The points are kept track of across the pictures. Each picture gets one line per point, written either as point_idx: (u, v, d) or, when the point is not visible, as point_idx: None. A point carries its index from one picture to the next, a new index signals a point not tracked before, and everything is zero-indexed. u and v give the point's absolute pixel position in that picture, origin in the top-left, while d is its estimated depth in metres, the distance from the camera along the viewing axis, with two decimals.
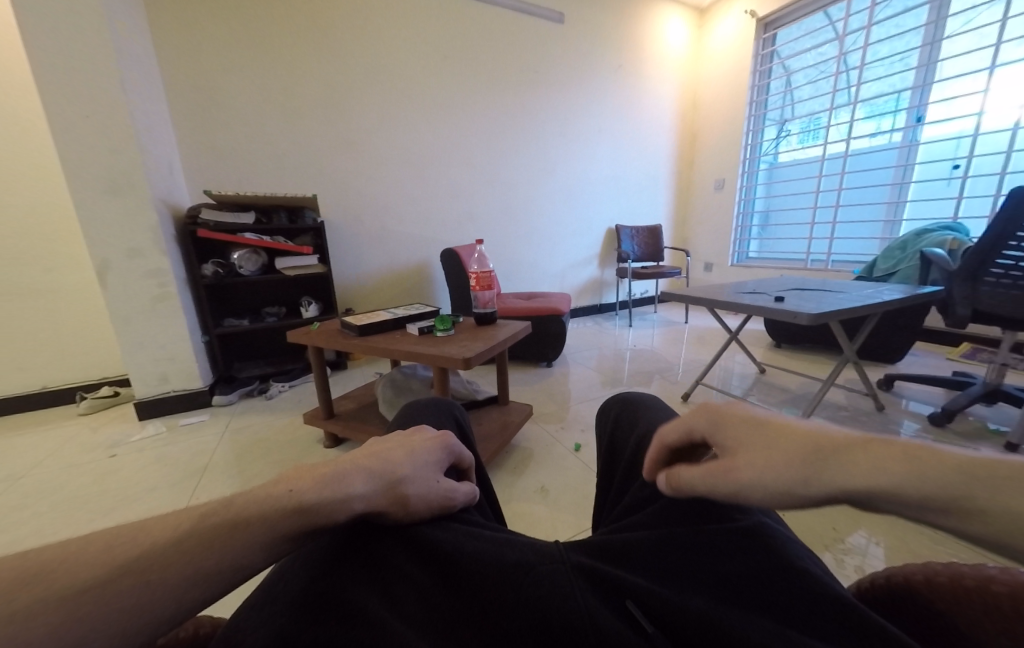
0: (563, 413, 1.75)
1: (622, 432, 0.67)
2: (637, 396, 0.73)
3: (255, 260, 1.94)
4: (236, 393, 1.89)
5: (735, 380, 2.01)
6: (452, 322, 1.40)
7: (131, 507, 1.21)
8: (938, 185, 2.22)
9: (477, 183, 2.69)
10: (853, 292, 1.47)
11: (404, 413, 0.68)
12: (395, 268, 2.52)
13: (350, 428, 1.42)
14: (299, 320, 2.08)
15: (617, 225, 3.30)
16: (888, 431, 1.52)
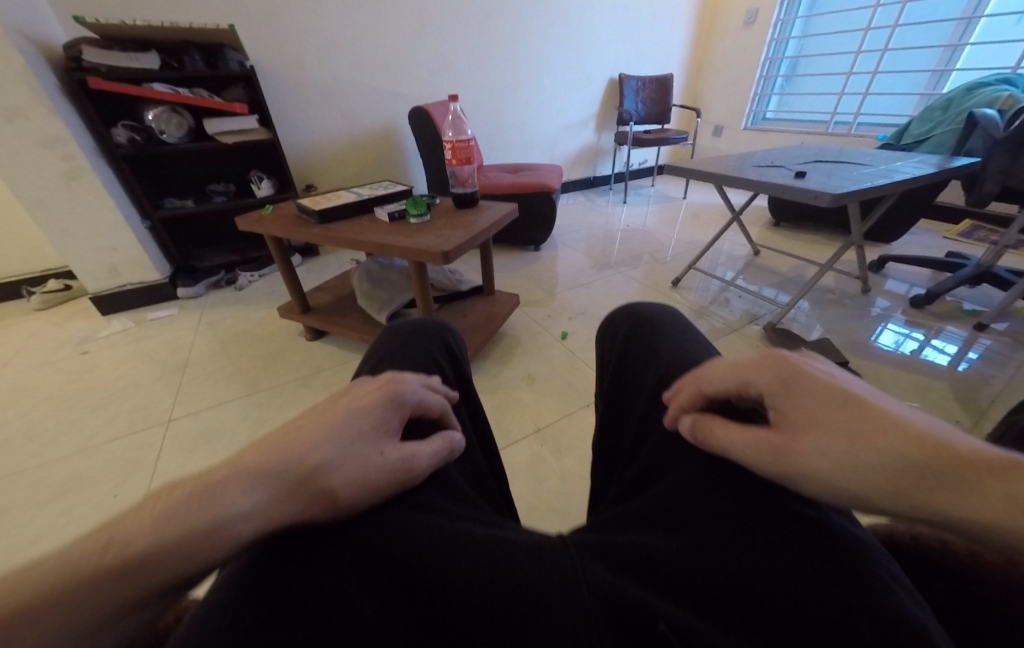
0: (550, 300, 1.71)
1: (636, 354, 0.52)
2: (652, 307, 0.58)
3: (179, 122, 1.60)
4: (202, 284, 1.75)
5: (724, 261, 1.97)
6: (427, 206, 1.21)
7: (122, 401, 1.21)
8: (1010, 22, 1.87)
9: (452, 13, 2.11)
10: (882, 166, 1.30)
11: (378, 349, 0.54)
12: (357, 131, 2.14)
13: (330, 323, 1.37)
14: (251, 200, 1.81)
15: (621, 74, 2.77)
16: (867, 313, 1.56)
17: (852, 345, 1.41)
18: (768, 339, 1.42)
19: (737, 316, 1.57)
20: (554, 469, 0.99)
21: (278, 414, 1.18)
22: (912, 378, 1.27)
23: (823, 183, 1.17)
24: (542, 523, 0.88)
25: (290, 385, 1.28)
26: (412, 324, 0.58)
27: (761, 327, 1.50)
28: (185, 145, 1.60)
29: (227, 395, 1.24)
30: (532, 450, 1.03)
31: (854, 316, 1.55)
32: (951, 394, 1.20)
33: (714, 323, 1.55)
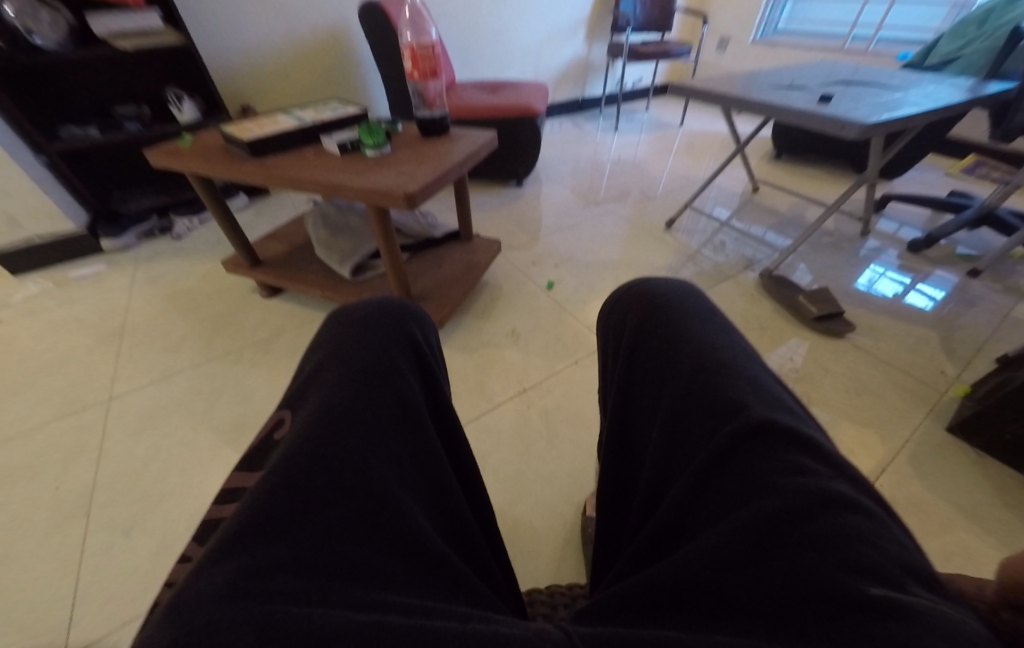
0: (533, 245, 1.57)
1: (653, 350, 0.41)
2: (667, 284, 0.46)
3: (58, 22, 1.28)
4: (130, 234, 1.60)
5: (720, 199, 1.85)
6: (386, 135, 1.00)
7: (56, 380, 1.14)
8: None
9: None
10: (916, 91, 1.14)
11: (321, 350, 0.41)
12: (299, 37, 1.78)
13: (287, 279, 1.23)
14: (171, 126, 1.55)
15: None
16: (863, 257, 1.51)
17: (846, 293, 1.36)
18: (763, 286, 1.36)
19: (731, 261, 1.49)
20: (542, 432, 0.92)
21: (238, 383, 1.10)
22: (903, 326, 1.24)
23: (845, 110, 1.01)
24: (532, 489, 0.83)
25: (248, 351, 1.18)
26: (363, 310, 0.44)
27: (755, 273, 1.43)
28: (67, 53, 1.29)
29: (174, 367, 1.16)
30: (519, 413, 0.96)
31: (849, 260, 1.49)
32: (941, 349, 1.17)
33: (708, 269, 1.46)
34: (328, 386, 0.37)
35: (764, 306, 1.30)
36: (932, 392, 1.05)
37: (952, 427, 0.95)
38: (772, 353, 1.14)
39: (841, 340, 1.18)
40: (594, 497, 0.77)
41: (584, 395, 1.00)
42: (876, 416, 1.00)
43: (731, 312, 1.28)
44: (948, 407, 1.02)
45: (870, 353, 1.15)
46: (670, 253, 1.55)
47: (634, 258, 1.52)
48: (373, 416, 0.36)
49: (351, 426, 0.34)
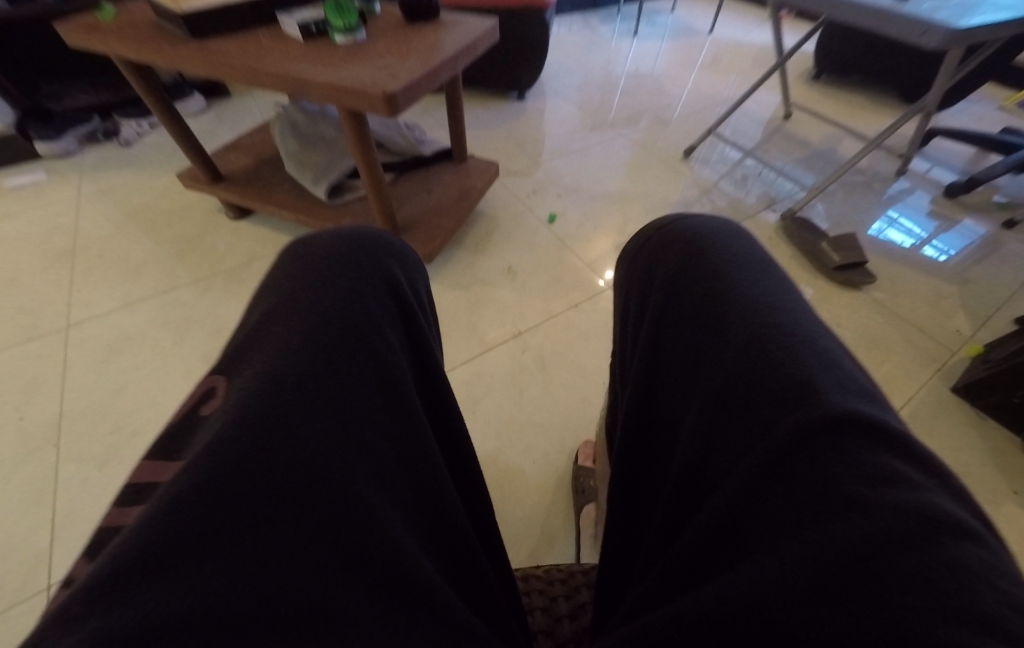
0: (535, 171, 1.40)
1: (685, 306, 0.31)
2: (706, 224, 0.34)
3: None
4: (69, 137, 1.42)
5: (745, 127, 1.66)
6: (360, 16, 0.80)
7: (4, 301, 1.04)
8: None
9: None
10: None
11: (274, 293, 0.28)
12: None
13: (255, 198, 1.08)
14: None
15: None
16: (895, 199, 1.39)
17: (870, 241, 1.26)
18: (782, 229, 1.25)
19: (751, 199, 1.36)
20: (536, 378, 0.85)
21: (208, 313, 1.00)
22: (925, 279, 1.16)
23: (929, 9, 0.83)
24: (522, 436, 0.78)
25: (216, 279, 1.06)
26: (334, 245, 0.31)
27: (775, 214, 1.31)
28: None
29: (136, 292, 1.04)
30: (514, 357, 0.89)
31: (879, 204, 1.37)
32: (960, 305, 1.10)
33: (724, 207, 1.33)
34: (271, 342, 0.24)
35: (781, 250, 1.20)
36: (941, 350, 1.01)
37: (957, 390, 0.92)
38: None
39: (858, 292, 1.10)
40: (590, 450, 0.73)
41: (584, 340, 0.92)
42: (884, 373, 0.96)
43: None
44: (955, 366, 0.98)
45: (886, 307, 1.08)
46: (686, 186, 1.40)
47: (645, 189, 1.37)
48: (335, 394, 0.24)
49: (304, 416, 0.22)
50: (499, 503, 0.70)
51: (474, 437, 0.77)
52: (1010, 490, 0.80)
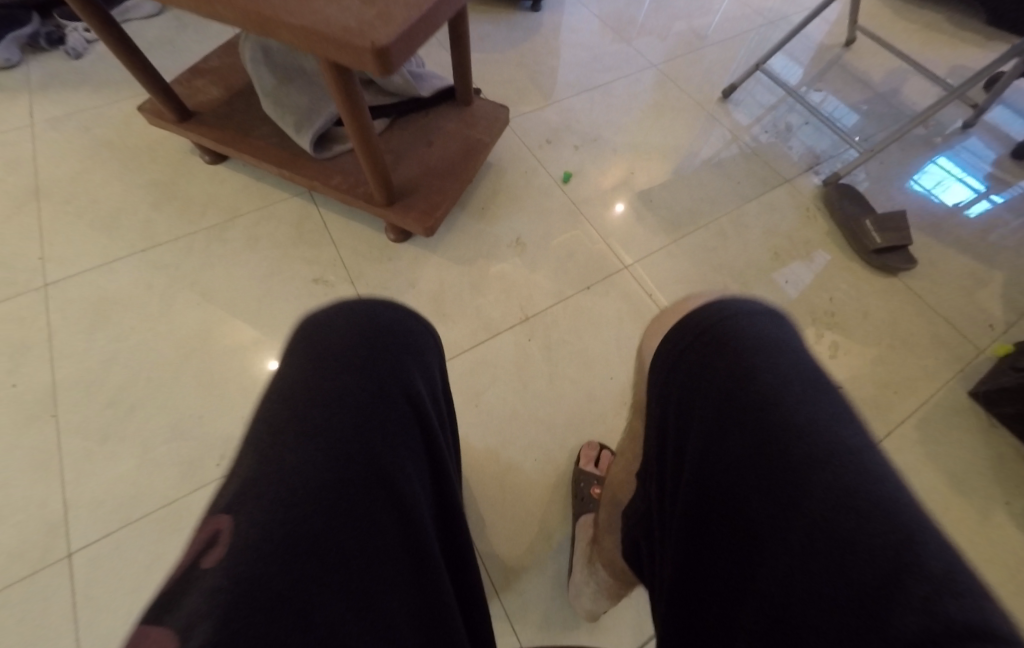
0: (550, 114, 1.23)
1: (724, 431, 0.28)
2: (744, 318, 0.32)
3: None
4: (11, 44, 1.23)
5: (799, 58, 1.42)
6: None
7: None
8: None
9: None
10: None
11: (286, 411, 0.25)
12: None
13: (230, 143, 0.94)
14: None
15: None
16: (953, 163, 1.24)
17: (918, 216, 1.14)
18: (823, 199, 1.12)
19: (793, 159, 1.20)
20: (541, 370, 0.82)
21: (195, 278, 0.93)
22: (969, 264, 1.07)
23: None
24: (523, 433, 0.77)
25: (199, 238, 0.97)
26: (351, 346, 0.30)
27: (817, 178, 1.17)
28: None
29: (114, 251, 0.96)
30: (519, 346, 0.84)
31: (937, 166, 1.22)
32: (999, 295, 1.03)
33: (762, 166, 1.18)
34: (289, 483, 0.22)
35: (818, 225, 1.09)
36: (966, 347, 0.96)
37: (974, 394, 0.90)
38: (815, 288, 1.00)
39: (892, 278, 1.02)
40: (594, 451, 0.72)
41: (593, 329, 0.88)
42: (905, 371, 0.93)
43: (779, 229, 1.07)
44: (978, 367, 0.94)
45: (920, 295, 1.01)
46: (722, 139, 1.23)
47: (673, 140, 1.21)
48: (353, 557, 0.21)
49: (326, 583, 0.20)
50: (500, 502, 0.71)
51: (475, 433, 0.76)
52: (1002, 498, 0.82)
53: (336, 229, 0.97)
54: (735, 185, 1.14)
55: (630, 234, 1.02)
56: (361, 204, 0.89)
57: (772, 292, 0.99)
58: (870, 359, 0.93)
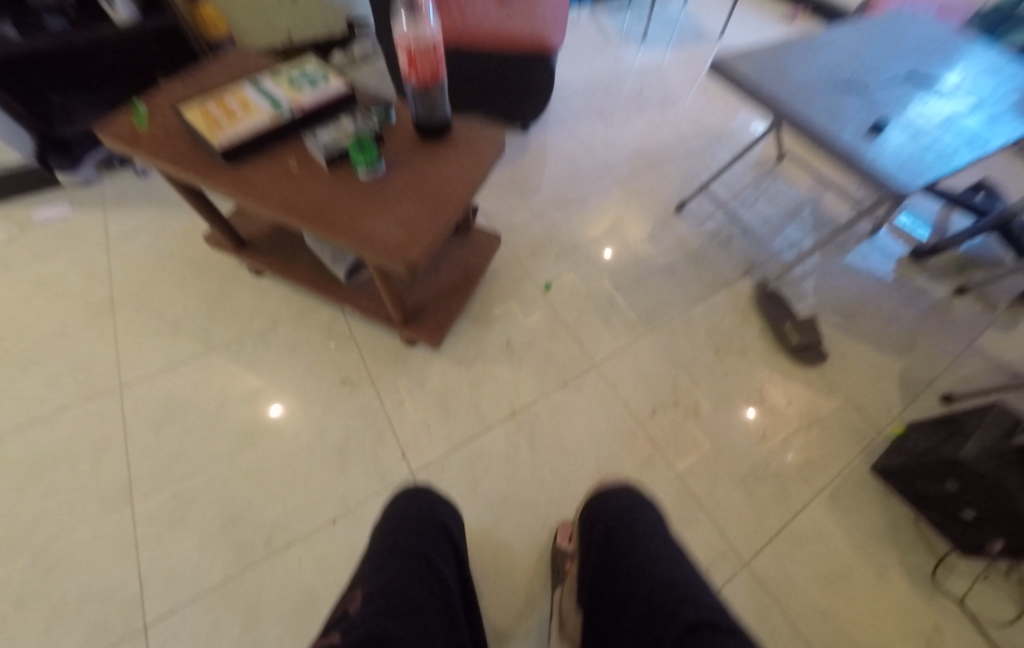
0: (535, 227, 1.50)
1: (610, 573, 0.61)
2: (619, 507, 0.70)
3: None
4: (87, 167, 1.49)
5: (738, 172, 1.73)
6: (379, 149, 0.84)
7: (53, 356, 1.14)
8: None
9: None
10: (996, 113, 0.99)
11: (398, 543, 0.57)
12: None
13: (277, 269, 1.18)
14: (108, 30, 1.29)
15: None
16: (862, 262, 1.53)
17: (833, 312, 1.39)
18: (756, 301, 1.38)
19: (733, 263, 1.47)
20: (527, 458, 1.04)
21: (245, 379, 1.14)
22: (875, 355, 1.31)
23: (894, 159, 0.85)
24: (512, 514, 0.97)
25: (246, 344, 1.19)
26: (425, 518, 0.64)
27: (752, 281, 1.43)
28: None
29: (177, 356, 1.16)
30: (509, 439, 1.06)
31: (850, 268, 1.51)
32: (898, 383, 1.27)
33: (707, 270, 1.45)
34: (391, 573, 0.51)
35: (752, 324, 1.34)
36: (870, 428, 1.19)
37: (873, 469, 1.10)
38: (748, 380, 1.23)
39: (811, 369, 1.26)
40: (567, 528, 0.92)
41: (569, 421, 1.10)
42: (821, 451, 1.15)
43: (720, 328, 1.32)
44: (879, 445, 1.16)
45: (834, 384, 1.25)
46: (675, 248, 1.50)
47: (633, 247, 1.48)
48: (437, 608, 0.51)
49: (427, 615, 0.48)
50: (494, 574, 0.90)
51: (474, 515, 0.96)
52: (899, 561, 1.02)
53: (359, 337, 1.20)
54: (685, 288, 1.40)
55: (598, 336, 1.26)
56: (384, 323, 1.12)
57: (714, 383, 1.22)
58: (792, 441, 1.15)
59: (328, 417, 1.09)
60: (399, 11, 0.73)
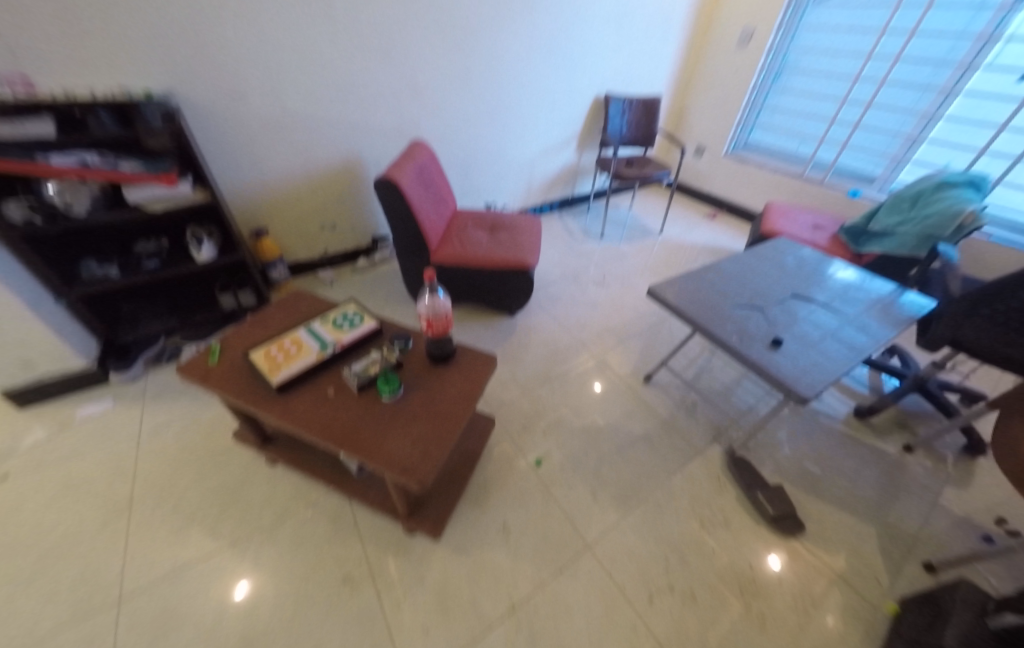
0: (524, 403, 1.70)
1: None
2: None
3: (88, 190, 1.39)
4: (138, 364, 1.69)
5: (692, 344, 2.05)
6: (400, 377, 1.08)
7: (60, 567, 1.17)
8: (985, 106, 2.07)
9: (428, 35, 1.94)
10: (863, 322, 1.33)
11: None
12: (313, 168, 2.00)
13: (295, 463, 1.32)
14: (192, 265, 1.68)
15: (608, 93, 2.79)
16: (815, 422, 1.72)
17: (801, 476, 1.52)
18: (728, 467, 1.51)
19: (702, 429, 1.65)
20: None
21: (248, 582, 1.16)
22: (849, 520, 1.40)
23: (792, 370, 1.14)
24: None
25: (254, 540, 1.24)
26: None
27: (722, 447, 1.59)
28: (100, 219, 1.41)
29: (185, 558, 1.20)
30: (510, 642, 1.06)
31: (805, 428, 1.69)
32: (879, 550, 1.33)
33: (680, 437, 1.62)
34: None
35: (730, 493, 1.45)
36: (865, 606, 1.20)
37: None
38: (736, 556, 1.29)
39: (792, 540, 1.34)
40: None
41: (568, 617, 1.12)
42: (823, 638, 1.14)
43: (701, 498, 1.42)
44: (881, 628, 1.17)
45: (818, 555, 1.31)
46: (649, 417, 1.69)
47: (612, 418, 1.67)
48: None
49: None
50: None
51: None
52: None
53: (363, 527, 1.27)
54: (663, 458, 1.54)
55: (590, 514, 1.35)
56: (389, 514, 1.22)
57: (705, 561, 1.27)
58: (793, 626, 1.16)
59: (327, 624, 1.09)
60: (425, 293, 1.10)
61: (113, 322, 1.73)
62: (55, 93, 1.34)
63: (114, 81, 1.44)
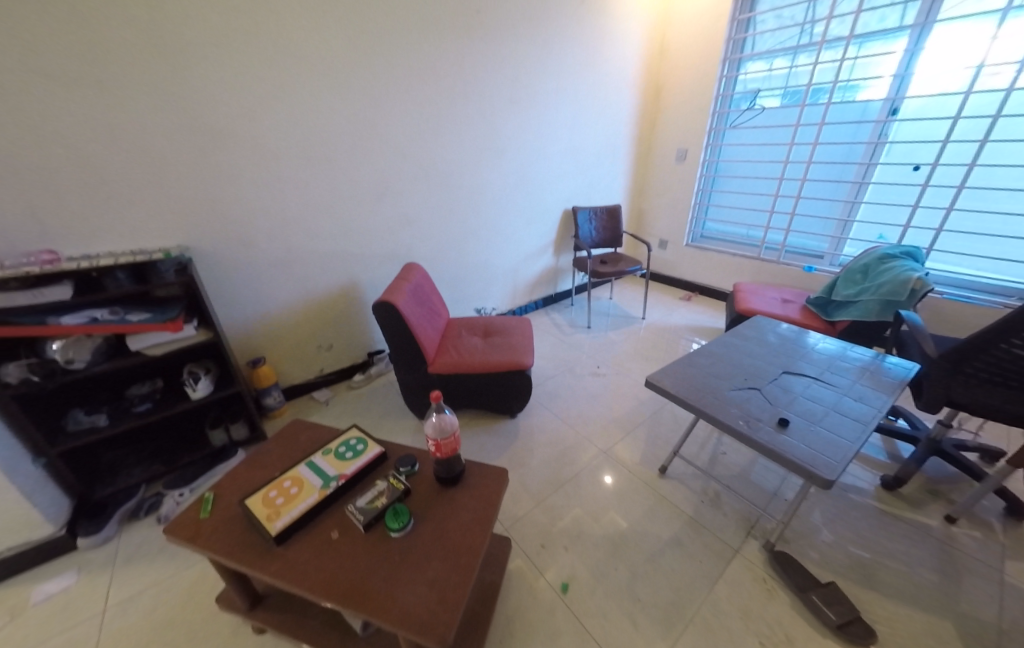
0: (539, 515, 1.57)
1: None
2: None
3: (90, 344, 1.42)
4: (112, 524, 1.52)
5: (699, 428, 2.01)
6: (408, 509, 1.01)
7: None
8: (895, 190, 2.41)
9: (415, 178, 2.24)
10: (858, 392, 1.36)
11: None
12: (311, 295, 2.10)
13: (289, 628, 1.14)
14: (185, 403, 1.64)
15: (574, 206, 3.16)
16: (845, 500, 1.63)
17: (851, 567, 1.39)
18: (772, 567, 1.38)
19: (733, 523, 1.54)
20: None
21: None
22: (919, 617, 1.25)
23: (805, 452, 1.11)
24: None
25: None
26: None
27: (758, 542, 1.47)
28: (98, 370, 1.41)
29: None
30: None
31: (839, 508, 1.59)
32: None
33: (712, 536, 1.50)
34: None
35: (782, 599, 1.30)
36: None
37: None
38: None
39: None
40: None
41: None
42: None
43: (752, 611, 1.27)
44: None
45: None
46: (674, 516, 1.57)
47: (636, 521, 1.55)
48: None
49: None
50: None
51: None
52: None
53: None
54: (699, 564, 1.40)
55: None
56: None
57: None
58: None
59: None
60: (430, 413, 1.10)
61: (91, 476, 1.62)
62: (77, 258, 1.45)
63: (132, 244, 1.58)
